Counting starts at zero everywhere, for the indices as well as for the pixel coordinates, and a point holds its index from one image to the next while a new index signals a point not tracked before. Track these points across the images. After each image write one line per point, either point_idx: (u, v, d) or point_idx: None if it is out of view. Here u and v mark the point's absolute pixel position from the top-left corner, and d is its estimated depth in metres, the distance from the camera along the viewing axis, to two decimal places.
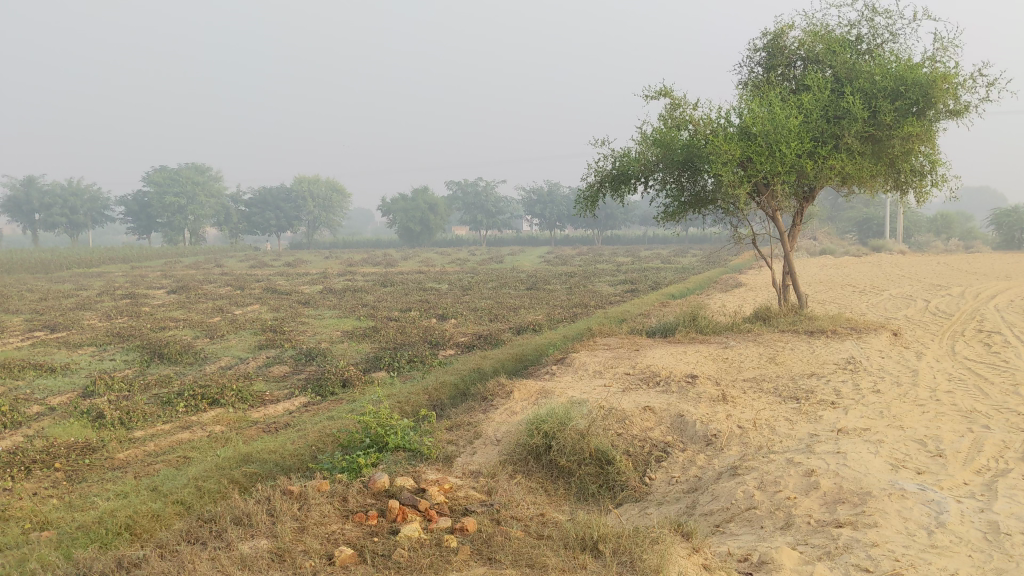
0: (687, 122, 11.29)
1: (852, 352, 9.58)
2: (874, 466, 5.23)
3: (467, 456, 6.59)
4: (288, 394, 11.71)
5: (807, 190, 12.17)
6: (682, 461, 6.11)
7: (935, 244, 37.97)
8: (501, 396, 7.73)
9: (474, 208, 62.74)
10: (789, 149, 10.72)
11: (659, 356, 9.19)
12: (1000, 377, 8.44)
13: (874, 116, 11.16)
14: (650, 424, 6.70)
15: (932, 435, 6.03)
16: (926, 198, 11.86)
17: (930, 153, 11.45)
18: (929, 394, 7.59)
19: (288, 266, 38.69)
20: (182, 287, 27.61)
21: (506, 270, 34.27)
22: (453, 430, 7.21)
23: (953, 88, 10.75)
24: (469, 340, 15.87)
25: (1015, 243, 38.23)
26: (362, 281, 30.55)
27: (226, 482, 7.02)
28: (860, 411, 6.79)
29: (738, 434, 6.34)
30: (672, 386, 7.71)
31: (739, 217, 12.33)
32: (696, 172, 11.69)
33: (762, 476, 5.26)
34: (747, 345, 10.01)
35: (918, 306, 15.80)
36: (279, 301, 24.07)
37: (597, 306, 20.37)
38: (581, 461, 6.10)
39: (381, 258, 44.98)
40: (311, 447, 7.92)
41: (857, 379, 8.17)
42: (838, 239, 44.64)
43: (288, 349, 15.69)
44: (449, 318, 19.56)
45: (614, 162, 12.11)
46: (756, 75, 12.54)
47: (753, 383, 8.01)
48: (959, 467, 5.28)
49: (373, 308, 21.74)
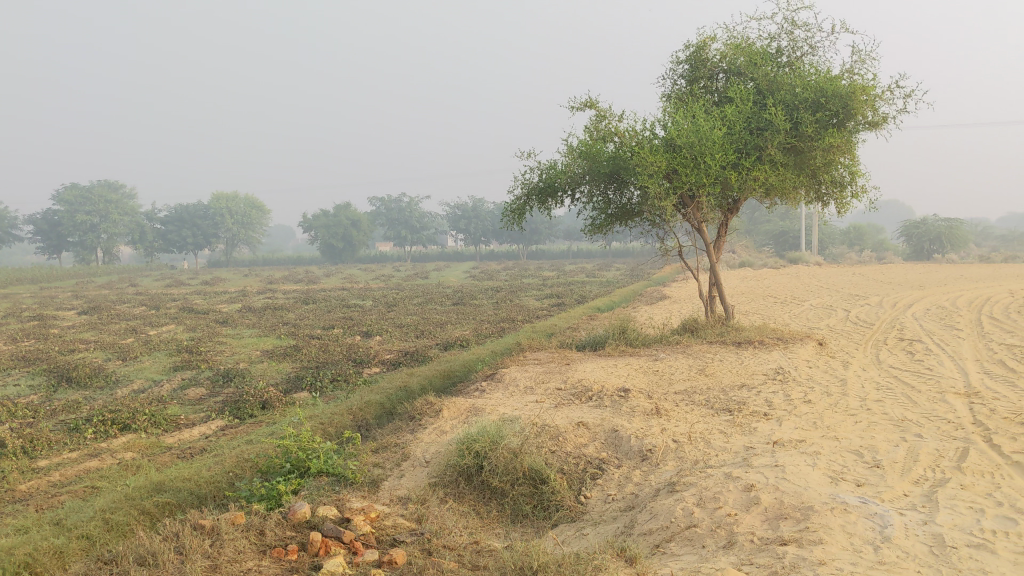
0: (613, 133, 11.18)
1: (780, 363, 9.56)
2: (813, 479, 5.11)
3: (394, 480, 6.31)
4: (205, 418, 11.22)
5: (732, 201, 12.19)
6: (617, 478, 5.92)
7: (849, 256, 38.89)
8: (429, 414, 7.45)
9: (397, 224, 62.19)
10: (714, 161, 10.71)
11: (589, 370, 9.02)
12: (926, 385, 8.49)
13: (795, 128, 11.23)
14: (584, 441, 6.51)
15: (867, 445, 5.97)
16: (847, 209, 11.99)
17: (850, 165, 11.57)
18: (860, 403, 7.56)
19: (206, 284, 37.72)
20: (94, 308, 26.60)
21: (431, 285, 33.93)
22: (379, 452, 6.90)
23: (871, 100, 10.90)
24: (394, 357, 15.53)
25: (924, 253, 39.39)
26: (284, 298, 29.90)
27: (135, 513, 6.58)
28: (794, 423, 6.70)
29: (674, 448, 6.19)
30: (605, 400, 7.53)
31: (666, 229, 12.28)
32: (623, 184, 11.59)
33: (700, 492, 5.09)
34: (677, 358, 9.92)
35: (839, 315, 16.00)
36: (196, 320, 23.32)
37: (523, 320, 20.21)
38: (514, 481, 5.91)
39: (303, 275, 44.17)
40: (229, 474, 7.53)
41: (788, 389, 8.11)
42: (756, 251, 45.45)
43: (205, 370, 15.14)
44: (374, 335, 19.17)
45: (540, 174, 11.93)
46: (679, 87, 12.51)
47: (686, 396, 7.89)
48: (898, 477, 5.20)
49: (294, 326, 21.20)
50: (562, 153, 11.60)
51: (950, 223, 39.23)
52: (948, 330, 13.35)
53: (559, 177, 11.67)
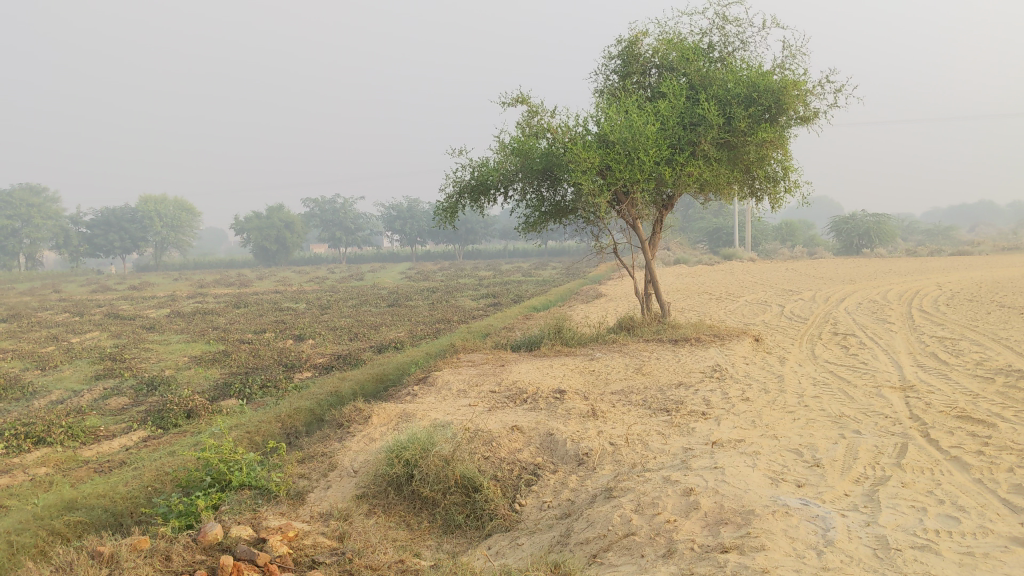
0: (546, 130, 11.00)
1: (717, 360, 9.47)
2: (753, 481, 4.96)
3: (321, 492, 6.02)
4: (126, 429, 10.75)
5: (666, 197, 12.09)
6: (553, 484, 5.72)
7: (782, 252, 39.35)
8: (358, 421, 7.15)
9: (331, 225, 61.33)
10: (647, 157, 10.59)
11: (524, 372, 8.80)
12: (862, 379, 8.46)
13: (728, 123, 11.18)
14: (519, 445, 6.29)
15: (806, 444, 5.85)
16: (780, 204, 11.98)
17: (783, 160, 11.56)
18: (797, 399, 7.49)
19: (134, 289, 36.69)
20: (14, 315, 25.62)
21: (366, 287, 33.48)
22: (305, 462, 6.58)
23: (802, 96, 10.90)
24: (327, 361, 15.14)
25: (853, 248, 40.00)
26: (214, 302, 29.17)
27: (43, 534, 6.17)
28: (733, 422, 6.57)
29: (611, 452, 6.00)
30: (540, 403, 7.32)
31: (600, 227, 12.13)
32: (556, 182, 11.42)
33: (639, 498, 4.90)
34: (613, 357, 9.76)
35: (773, 311, 16.05)
36: (121, 326, 22.56)
37: (459, 321, 19.95)
38: (446, 490, 5.68)
39: (236, 278, 43.29)
40: (147, 488, 7.15)
41: (725, 387, 8.00)
42: (690, 248, 45.84)
43: (129, 378, 14.58)
44: (307, 338, 18.72)
45: (472, 171, 11.67)
46: (612, 83, 12.37)
47: (623, 396, 7.72)
48: (839, 477, 5.07)
49: (224, 331, 20.63)
50: (494, 150, 11.36)
51: (877, 218, 40.04)
52: (880, 324, 13.47)
53: (492, 174, 11.42)
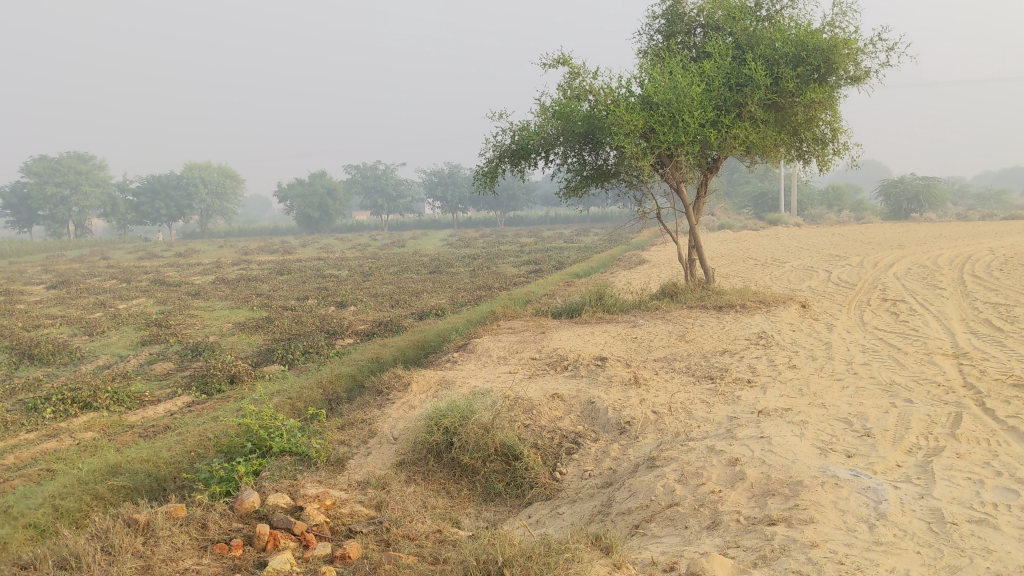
0: (588, 92, 10.80)
1: (762, 327, 9.28)
2: (801, 451, 4.81)
3: (360, 459, 5.99)
4: (170, 394, 10.84)
5: (710, 160, 11.84)
6: (594, 453, 5.62)
7: (828, 217, 38.64)
8: (398, 388, 7.10)
9: (373, 192, 61.44)
10: (692, 119, 10.36)
11: (566, 339, 8.69)
12: (913, 347, 8.23)
13: (776, 83, 10.89)
14: (559, 414, 6.19)
15: (856, 413, 5.68)
16: (828, 167, 11.68)
17: (832, 122, 11.25)
18: (846, 367, 7.30)
19: (179, 256, 37.10)
20: (63, 282, 26.03)
21: (408, 253, 33.51)
22: (345, 429, 6.55)
23: (853, 54, 10.57)
24: (368, 328, 15.15)
25: (901, 213, 39.16)
26: (258, 269, 29.39)
27: (87, 498, 6.21)
28: (779, 390, 6.42)
29: (654, 420, 5.88)
30: (581, 370, 7.21)
31: (643, 191, 11.92)
32: (598, 145, 11.22)
33: (682, 468, 4.77)
34: (656, 323, 9.60)
35: (820, 277, 15.72)
36: (167, 293, 22.80)
37: (500, 288, 19.86)
38: (486, 458, 5.60)
39: (280, 245, 43.59)
40: (190, 454, 7.18)
41: (772, 354, 7.82)
42: (734, 214, 45.24)
43: (174, 344, 14.72)
44: (349, 305, 18.76)
45: (512, 135, 11.50)
46: (655, 43, 12.10)
47: (666, 363, 7.59)
48: (890, 448, 4.90)
49: (267, 298, 20.76)
50: (535, 113, 11.18)
51: (927, 180, 39.16)
52: (930, 289, 13.13)
53: (533, 138, 11.25)
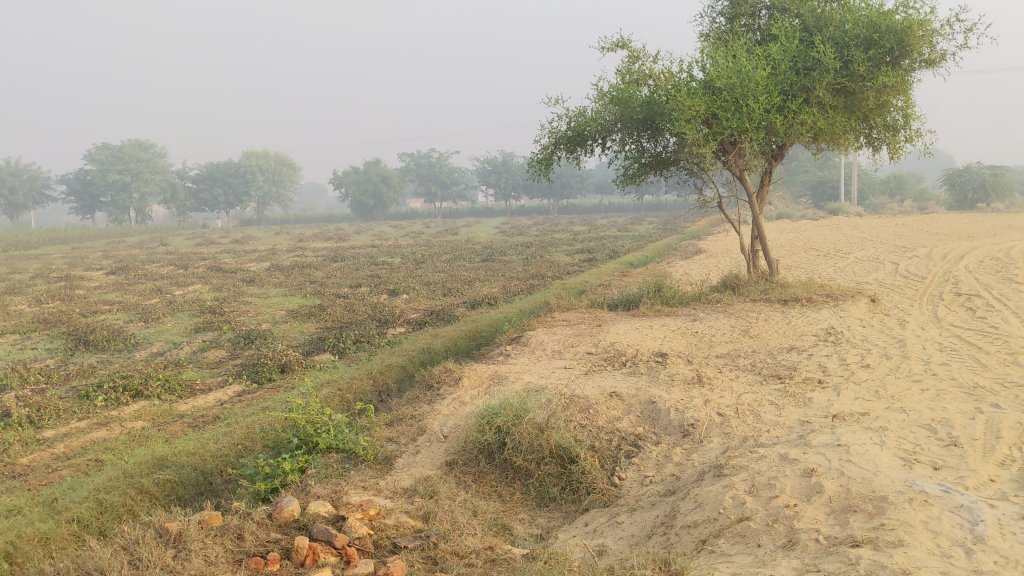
0: (647, 76, 10.42)
1: (831, 322, 8.85)
2: (883, 462, 4.43)
3: (409, 457, 5.74)
4: (221, 382, 10.74)
5: (775, 147, 11.39)
6: (655, 457, 5.29)
7: (891, 206, 37.58)
8: (448, 382, 6.83)
9: (427, 179, 61.38)
10: (757, 104, 9.92)
11: (623, 333, 8.35)
12: (994, 346, 7.75)
13: (846, 67, 10.39)
14: (618, 414, 5.88)
15: (939, 419, 5.27)
16: (900, 155, 11.14)
17: (904, 107, 10.71)
18: (923, 367, 6.87)
19: (235, 242, 37.37)
20: (121, 268, 26.31)
21: (461, 241, 33.32)
22: (393, 425, 6.30)
23: (928, 36, 10.02)
24: (420, 317, 14.94)
25: (967, 203, 37.95)
26: (312, 256, 29.43)
27: (132, 493, 6.05)
28: (854, 392, 6.01)
29: (719, 423, 5.53)
30: (641, 367, 6.87)
31: (704, 179, 11.50)
32: (658, 131, 10.83)
33: (753, 478, 4.43)
34: (717, 317, 9.21)
35: (887, 269, 15.12)
36: (222, 279, 22.89)
37: (554, 277, 19.55)
38: (540, 460, 5.34)
39: (335, 232, 43.72)
40: (237, 446, 7.01)
41: (842, 353, 7.41)
42: (793, 203, 44.22)
43: (227, 331, 14.68)
44: (401, 293, 18.60)
45: (569, 121, 11.15)
46: (718, 26, 11.64)
47: (729, 361, 7.22)
48: (981, 459, 4.49)
49: (321, 285, 20.70)
50: (592, 98, 10.82)
51: (994, 169, 37.80)
52: (1006, 283, 12.52)
53: (590, 124, 10.88)
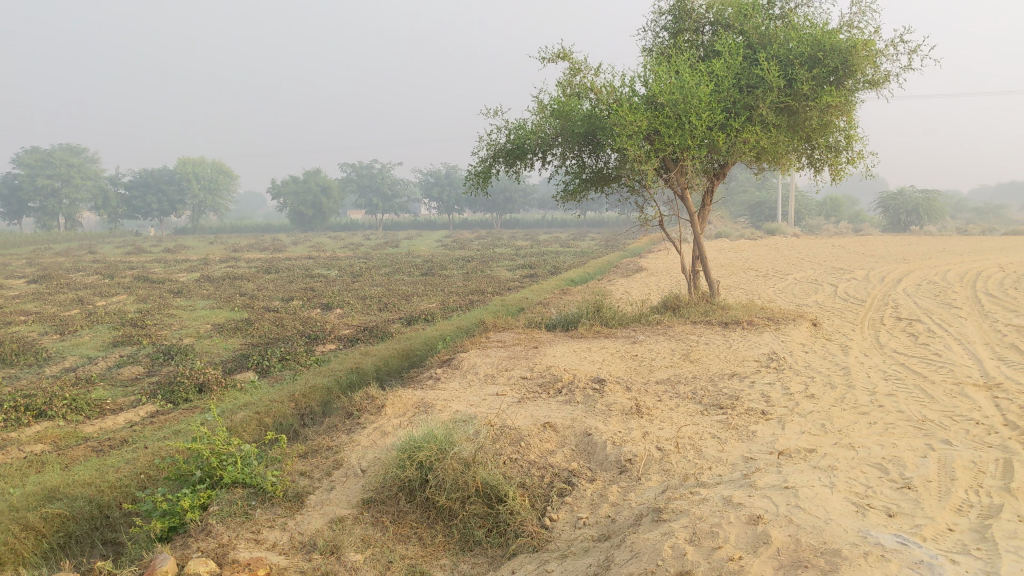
0: (589, 90, 10.07)
1: (773, 347, 8.58)
2: (835, 508, 4.08)
3: (323, 494, 5.25)
4: (133, 402, 10.07)
5: (718, 165, 11.14)
6: (589, 496, 4.89)
7: (827, 228, 38.01)
8: (371, 408, 6.34)
9: (368, 191, 60.58)
10: (700, 121, 9.65)
11: (560, 356, 7.94)
12: (939, 375, 7.54)
13: (789, 85, 10.19)
14: (551, 447, 5.46)
15: (890, 457, 4.95)
16: (842, 176, 10.98)
17: (847, 128, 10.57)
18: (869, 398, 6.58)
19: (167, 252, 36.22)
20: (43, 276, 25.17)
21: (401, 254, 32.78)
22: (308, 456, 5.77)
23: (872, 56, 9.89)
24: (352, 333, 14.37)
25: (901, 226, 38.50)
26: (245, 267, 28.56)
27: (14, 530, 5.44)
28: (800, 425, 5.68)
29: (658, 459, 5.14)
30: (577, 395, 6.46)
31: (645, 196, 11.18)
32: (599, 147, 10.49)
33: (694, 524, 4.04)
34: (658, 340, 8.87)
35: (826, 291, 15.01)
36: (148, 290, 21.99)
37: (493, 293, 19.12)
38: (465, 499, 4.90)
39: (270, 243, 42.79)
40: (140, 476, 6.42)
41: (786, 380, 7.11)
42: (732, 223, 44.52)
43: (146, 346, 13.94)
44: (334, 308, 17.98)
45: (508, 134, 10.72)
46: (661, 41, 11.35)
47: (670, 388, 6.85)
48: (937, 505, 4.17)
49: (251, 298, 19.96)
50: (532, 110, 10.43)
51: (927, 194, 38.47)
52: (945, 308, 12.45)
53: (530, 137, 10.47)
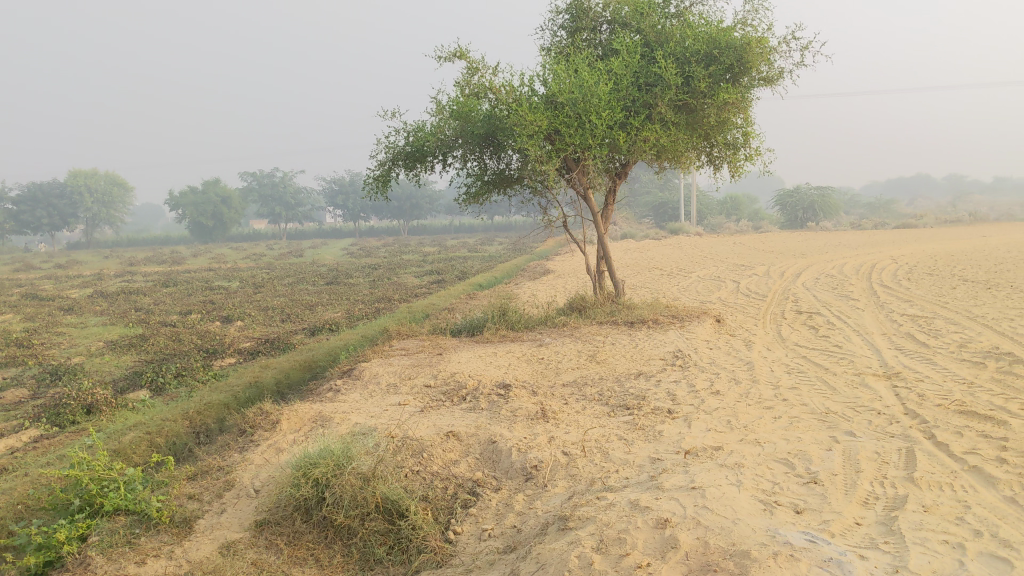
0: (488, 89, 9.90)
1: (678, 345, 8.56)
2: (743, 506, 4.00)
3: (213, 518, 4.94)
4: (14, 428, 9.46)
5: (619, 165, 11.11)
6: (494, 506, 4.71)
7: (728, 226, 38.76)
8: (266, 423, 6.04)
9: (270, 200, 59.32)
10: (600, 120, 9.59)
11: (465, 362, 7.74)
12: (840, 366, 7.63)
13: (687, 83, 10.22)
14: (454, 456, 5.26)
15: (795, 452, 4.91)
16: (740, 173, 11.10)
17: (744, 125, 10.68)
18: (773, 392, 6.58)
19: (58, 268, 34.70)
20: None
21: (306, 264, 32.10)
22: (197, 479, 5.44)
23: (766, 54, 10.00)
24: (252, 346, 13.89)
25: (798, 222, 39.49)
26: (141, 282, 27.52)
27: None
28: (706, 423, 5.62)
29: (564, 464, 5.00)
30: (481, 402, 6.27)
31: (549, 198, 11.08)
32: (500, 148, 10.34)
33: (602, 531, 3.90)
34: (564, 342, 8.75)
35: (728, 288, 15.19)
36: (36, 308, 20.93)
37: (399, 300, 18.81)
38: (364, 516, 4.66)
39: (169, 255, 41.39)
40: (15, 507, 5.96)
41: (692, 378, 7.06)
42: (637, 223, 45.05)
43: (32, 367, 13.18)
44: (235, 320, 17.41)
45: (407, 136, 10.46)
46: (559, 40, 11.27)
47: (576, 390, 6.73)
48: (844, 499, 4.12)
49: (147, 313, 19.18)
50: (431, 112, 10.21)
51: (822, 190, 39.64)
52: (843, 301, 12.70)
53: (429, 139, 10.25)
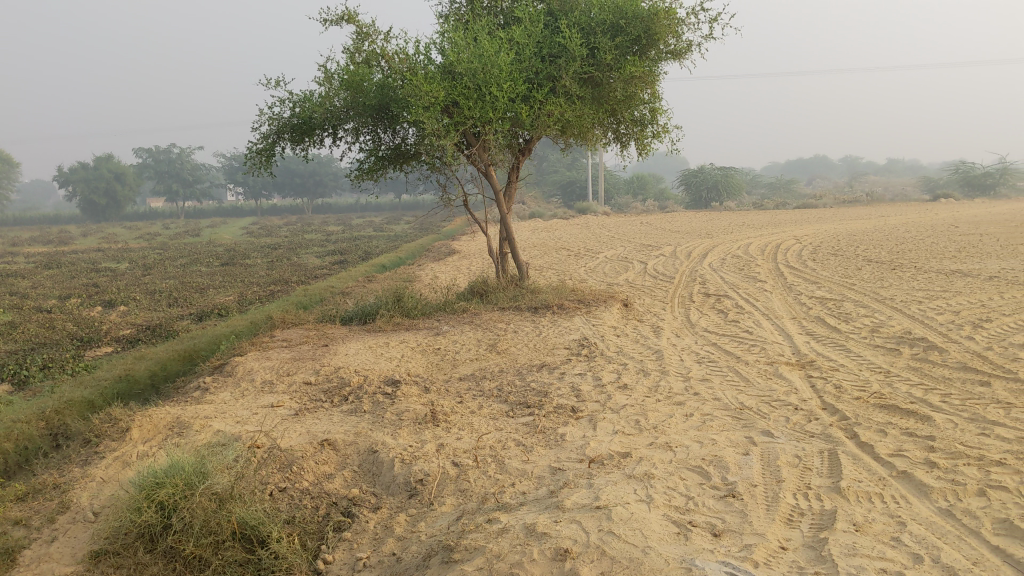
0: (381, 56, 9.20)
1: (584, 332, 8.05)
2: (656, 529, 3.48)
3: (37, 549, 4.18)
4: None
5: (522, 140, 10.54)
6: (371, 530, 4.09)
7: (635, 206, 38.73)
8: (117, 431, 5.29)
9: (166, 176, 56.90)
10: (501, 92, 8.99)
11: (352, 354, 7.07)
12: (752, 354, 7.23)
13: (592, 55, 9.68)
14: (329, 471, 4.63)
15: (710, 457, 4.42)
16: (647, 151, 10.69)
17: (651, 101, 10.27)
18: (684, 385, 6.12)
19: None
20: None
21: (203, 244, 30.69)
22: (28, 500, 4.67)
23: (673, 25, 9.56)
24: (131, 334, 12.88)
25: (701, 202, 39.66)
26: (22, 263, 25.78)
27: None
28: (612, 424, 5.11)
29: (454, 478, 4.40)
30: (364, 403, 5.64)
31: (447, 176, 10.41)
32: (395, 121, 9.64)
33: (493, 565, 3.31)
34: (463, 331, 8.16)
35: (635, 269, 14.82)
36: None
37: (297, 283, 17.91)
38: (219, 545, 3.98)
39: (56, 234, 39.21)
40: None
41: (599, 370, 6.56)
42: (545, 202, 44.74)
43: None
44: (117, 305, 16.25)
45: (294, 107, 9.64)
46: (458, 7, 10.60)
47: (472, 385, 6.15)
48: (766, 517, 3.63)
49: (20, 298, 17.76)
50: (318, 81, 9.40)
51: (725, 171, 39.92)
52: (750, 283, 12.42)
53: (317, 110, 9.45)
